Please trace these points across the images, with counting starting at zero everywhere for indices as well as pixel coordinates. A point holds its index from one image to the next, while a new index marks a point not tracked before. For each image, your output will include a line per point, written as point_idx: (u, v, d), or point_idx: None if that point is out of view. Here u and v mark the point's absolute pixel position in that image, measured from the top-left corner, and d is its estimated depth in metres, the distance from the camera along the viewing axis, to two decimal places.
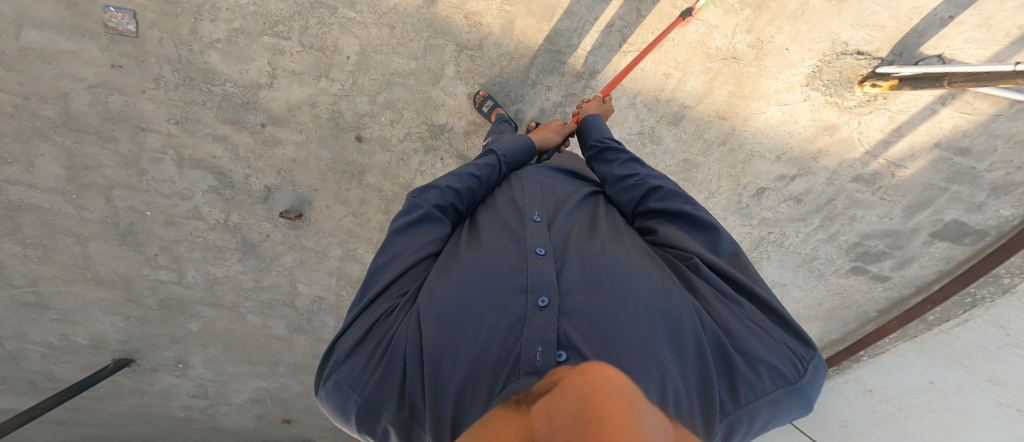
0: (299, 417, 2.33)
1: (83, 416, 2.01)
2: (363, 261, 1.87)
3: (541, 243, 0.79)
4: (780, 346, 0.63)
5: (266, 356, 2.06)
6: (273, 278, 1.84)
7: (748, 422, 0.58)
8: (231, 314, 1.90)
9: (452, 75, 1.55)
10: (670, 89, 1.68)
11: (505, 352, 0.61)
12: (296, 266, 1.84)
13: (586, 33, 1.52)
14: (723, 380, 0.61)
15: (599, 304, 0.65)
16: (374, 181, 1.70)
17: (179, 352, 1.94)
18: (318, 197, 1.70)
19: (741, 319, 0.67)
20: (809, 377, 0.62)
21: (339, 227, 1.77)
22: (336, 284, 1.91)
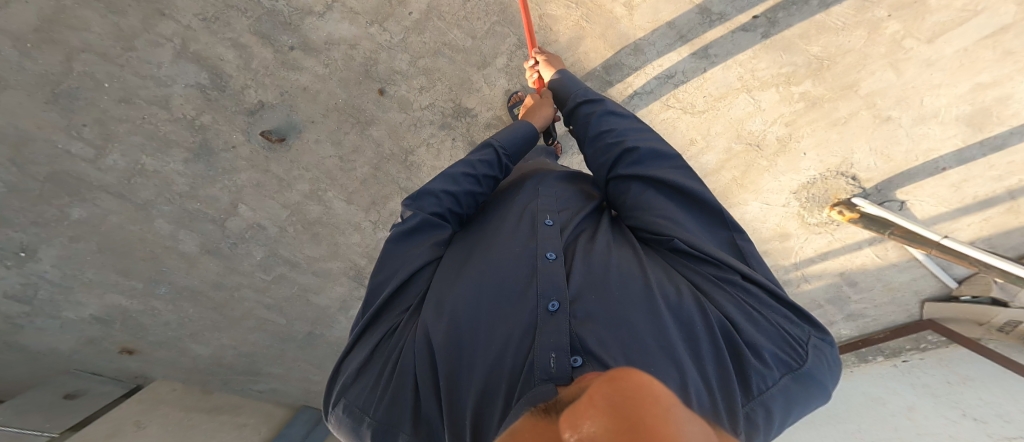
0: (146, 350, 2.02)
1: None
2: (326, 205, 1.76)
3: (551, 247, 0.80)
4: (777, 330, 0.64)
5: (149, 270, 1.79)
6: (214, 190, 1.64)
7: (766, 417, 0.57)
8: (136, 213, 1.63)
9: (500, 66, 1.48)
10: (688, 155, 1.67)
11: (518, 361, 0.64)
12: (247, 188, 1.66)
13: (643, 76, 1.49)
14: (735, 373, 0.60)
15: (608, 304, 0.66)
16: (376, 134, 1.58)
17: (30, 237, 1.59)
18: (310, 129, 1.55)
19: (740, 304, 0.67)
20: (815, 359, 0.64)
21: (318, 165, 1.64)
22: (285, 217, 1.77)
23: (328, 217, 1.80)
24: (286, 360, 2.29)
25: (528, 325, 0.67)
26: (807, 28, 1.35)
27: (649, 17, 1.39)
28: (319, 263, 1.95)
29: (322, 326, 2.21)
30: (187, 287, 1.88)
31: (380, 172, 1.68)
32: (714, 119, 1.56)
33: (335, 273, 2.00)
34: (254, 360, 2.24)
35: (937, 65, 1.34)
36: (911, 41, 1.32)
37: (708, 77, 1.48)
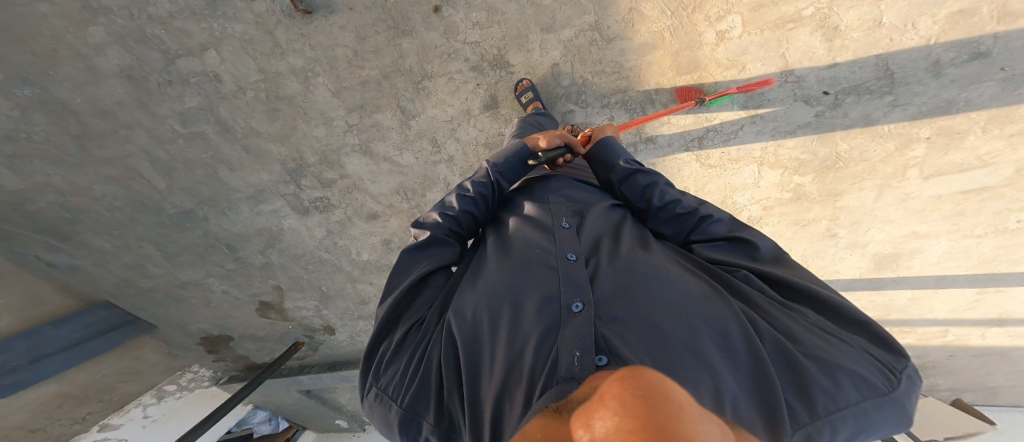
0: None
1: None
2: (310, 89, 1.53)
3: (572, 250, 0.80)
4: (858, 354, 0.57)
5: (28, 69, 1.47)
6: (190, 22, 1.43)
7: (828, 439, 0.51)
8: (77, 12, 1.39)
9: (562, 38, 1.35)
10: None
11: (540, 358, 0.61)
12: (233, 39, 1.45)
13: (686, 107, 1.39)
14: (792, 389, 0.55)
15: (636, 309, 0.65)
16: (405, 47, 1.42)
17: None
18: (342, 14, 1.40)
19: (805, 325, 0.63)
20: (902, 384, 0.54)
21: (327, 49, 1.45)
22: (254, 81, 1.53)
23: (303, 99, 1.55)
24: (128, 234, 1.90)
25: (550, 321, 0.66)
26: (854, 123, 1.30)
27: (732, 54, 1.29)
28: (259, 139, 1.63)
29: (209, 210, 1.80)
30: (59, 99, 1.54)
31: (386, 82, 1.48)
32: (716, 178, 1.49)
33: (271, 159, 1.67)
34: (76, 220, 1.86)
35: (908, 202, 1.37)
36: (914, 172, 1.32)
37: (740, 135, 1.40)
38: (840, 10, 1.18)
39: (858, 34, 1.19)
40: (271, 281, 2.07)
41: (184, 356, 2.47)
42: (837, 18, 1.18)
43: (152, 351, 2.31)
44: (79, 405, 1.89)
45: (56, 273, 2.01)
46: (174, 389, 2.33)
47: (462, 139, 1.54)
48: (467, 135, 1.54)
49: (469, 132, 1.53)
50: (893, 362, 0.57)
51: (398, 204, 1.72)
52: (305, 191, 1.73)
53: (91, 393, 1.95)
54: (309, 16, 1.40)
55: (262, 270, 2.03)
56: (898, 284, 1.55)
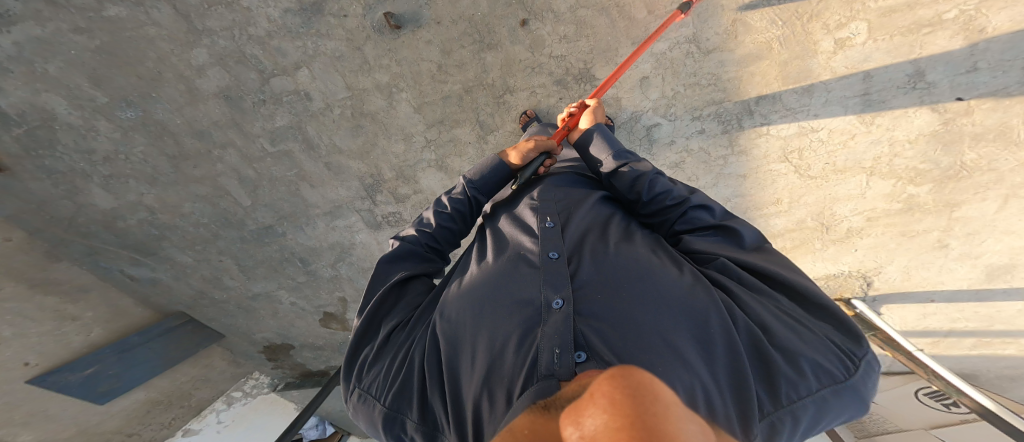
0: (16, 172, 1.71)
1: None
2: (392, 104, 1.67)
3: (554, 247, 0.79)
4: (821, 342, 0.62)
5: (137, 90, 1.64)
6: (286, 42, 1.58)
7: (792, 424, 0.57)
8: (184, 35, 1.56)
9: (655, 51, 1.43)
10: (762, 212, 1.61)
11: (519, 357, 0.61)
12: (325, 56, 1.61)
13: (791, 117, 1.42)
14: (761, 380, 0.59)
15: (618, 305, 0.64)
16: (489, 60, 1.54)
17: (23, 10, 1.47)
18: (430, 28, 1.54)
19: (777, 314, 0.65)
20: (860, 372, 0.60)
21: (412, 63, 1.60)
22: (341, 98, 1.68)
23: (385, 115, 1.69)
24: (210, 249, 2.01)
25: (530, 321, 0.66)
26: (989, 129, 1.26)
27: (852, 62, 1.30)
28: (340, 157, 1.78)
29: (288, 226, 1.94)
30: (158, 120, 1.71)
31: (467, 96, 1.60)
32: (815, 189, 1.51)
33: (349, 175, 1.81)
34: (162, 237, 1.98)
35: None
36: None
37: (850, 145, 1.40)
38: (986, 12, 1.15)
39: (1008, 35, 1.15)
40: (337, 293, 2.15)
41: (245, 363, 2.53)
42: (983, 20, 1.16)
43: (219, 359, 2.39)
44: (164, 411, 2.06)
45: (139, 286, 2.11)
46: (241, 396, 2.43)
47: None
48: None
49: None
50: (852, 348, 0.63)
51: None
52: (379, 206, 1.86)
53: (173, 400, 2.10)
54: (397, 30, 1.56)
55: (330, 282, 2.13)
56: (1010, 296, 1.44)
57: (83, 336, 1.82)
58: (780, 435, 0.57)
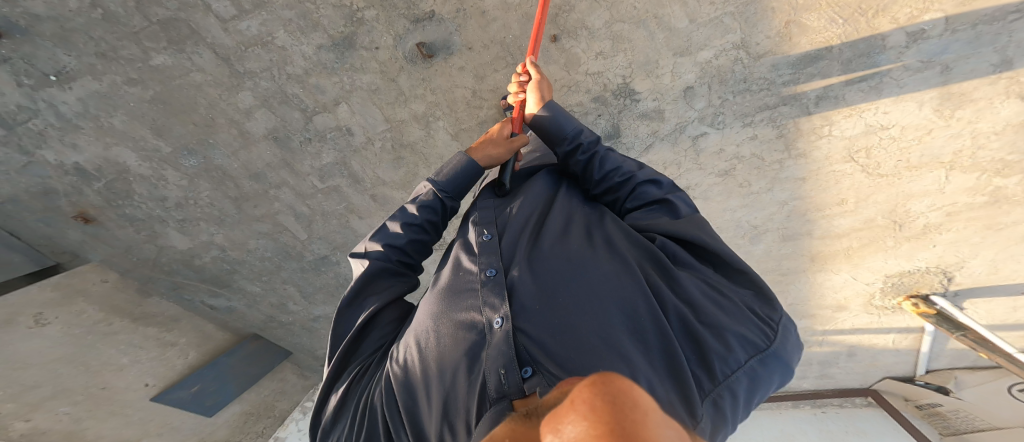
0: (104, 222, 1.93)
1: None
2: (430, 132, 1.76)
3: (492, 263, 0.91)
4: (742, 313, 0.76)
5: (195, 137, 1.74)
6: (324, 80, 1.63)
7: (730, 394, 0.68)
8: (227, 79, 1.61)
9: (699, 59, 1.47)
10: (827, 212, 1.68)
11: (468, 383, 0.76)
12: (362, 90, 1.66)
13: (856, 117, 1.45)
14: (697, 359, 0.71)
15: (556, 312, 0.76)
16: None
17: (77, 66, 1.53)
18: (462, 55, 1.61)
19: (698, 290, 0.79)
20: (778, 338, 0.75)
21: (446, 91, 1.68)
22: (380, 131, 1.76)
23: (424, 144, 1.79)
24: (274, 279, 2.19)
25: (477, 348, 0.79)
26: None
27: (925, 56, 1.31)
28: (385, 188, 1.90)
29: (341, 254, 2.08)
30: (218, 166, 1.82)
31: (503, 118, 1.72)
32: (887, 187, 1.56)
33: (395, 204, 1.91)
34: (233, 271, 2.16)
35: None
36: None
37: (926, 140, 1.44)
38: None
39: None
40: None
41: (312, 376, 2.73)
42: None
43: (291, 372, 2.60)
44: (257, 421, 2.22)
45: (213, 314, 2.30)
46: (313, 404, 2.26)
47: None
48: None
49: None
50: (771, 314, 0.79)
51: None
52: None
53: (261, 410, 2.27)
54: (428, 58, 1.61)
55: None
56: None
57: (183, 359, 2.05)
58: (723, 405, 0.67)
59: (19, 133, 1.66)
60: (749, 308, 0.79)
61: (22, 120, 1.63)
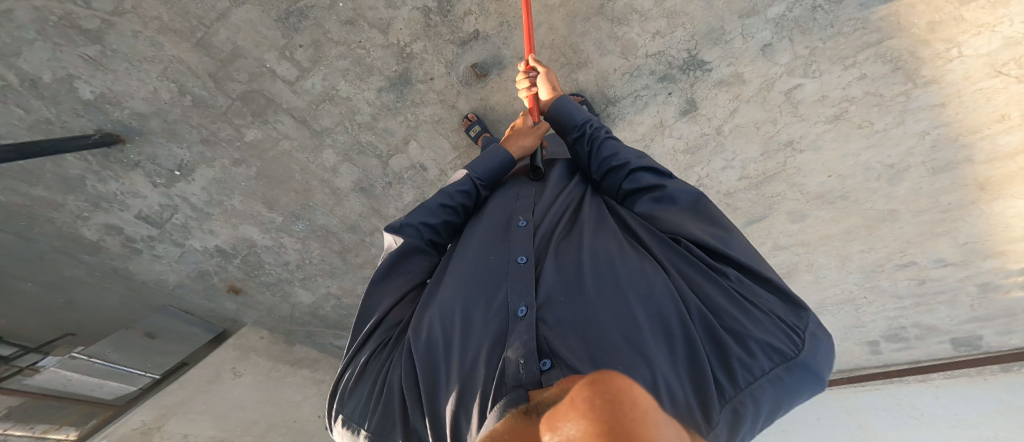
0: (248, 291, 2.33)
1: (27, 182, 1.83)
2: None
3: (524, 251, 0.89)
4: (766, 319, 0.63)
5: (294, 205, 1.95)
6: (392, 123, 1.72)
7: (753, 407, 0.58)
8: (310, 141, 1.73)
9: (769, 16, 1.48)
10: (983, 134, 1.45)
11: (489, 369, 0.68)
12: (427, 122, 1.73)
13: (988, 33, 1.28)
14: (720, 366, 0.61)
15: (578, 307, 0.72)
16: (582, 79, 1.71)
17: (195, 157, 1.76)
18: (515, 67, 1.65)
19: (723, 290, 0.70)
20: (807, 345, 0.61)
21: (506, 105, 1.74)
22: (451, 159, 1.82)
23: None
24: None
25: (501, 332, 0.74)
26: None
27: None
28: None
29: None
30: (321, 224, 2.02)
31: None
32: None
33: None
34: (349, 314, 2.44)
35: None
36: None
37: None
38: None
39: None
40: None
41: None
42: None
43: None
44: None
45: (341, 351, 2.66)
46: None
47: (658, 153, 1.85)
48: (663, 146, 1.83)
49: (671, 138, 1.80)
50: (797, 321, 0.65)
51: None
52: None
53: None
54: (483, 77, 1.69)
55: None
56: None
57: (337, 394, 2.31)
58: (740, 422, 0.59)
59: (170, 229, 2.05)
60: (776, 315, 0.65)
61: (169, 217, 2.00)
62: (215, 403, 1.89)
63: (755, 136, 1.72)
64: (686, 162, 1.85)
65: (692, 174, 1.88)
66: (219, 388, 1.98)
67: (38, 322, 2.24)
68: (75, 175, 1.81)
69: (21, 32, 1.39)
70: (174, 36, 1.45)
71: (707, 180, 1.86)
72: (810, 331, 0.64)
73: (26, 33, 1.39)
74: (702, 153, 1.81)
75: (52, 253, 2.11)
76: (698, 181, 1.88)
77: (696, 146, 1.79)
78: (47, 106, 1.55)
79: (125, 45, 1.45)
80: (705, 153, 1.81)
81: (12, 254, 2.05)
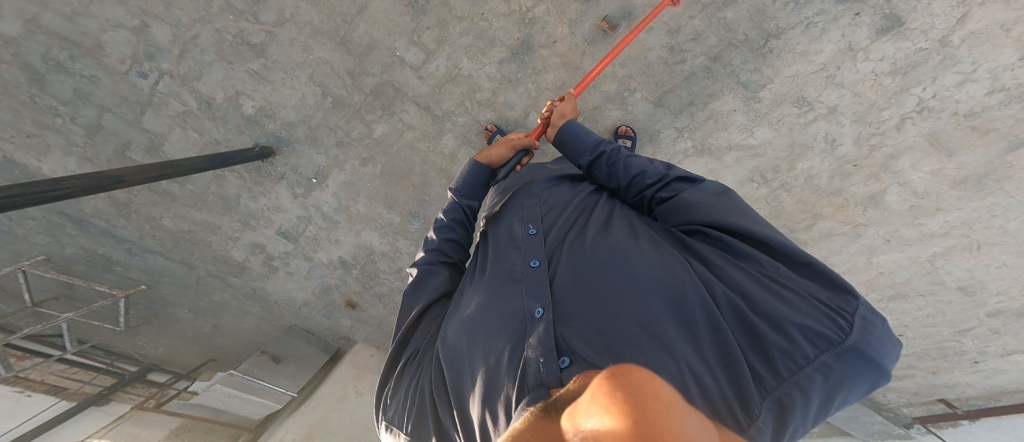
0: (363, 305, 2.32)
1: (195, 210, 1.96)
2: (630, 109, 1.52)
3: (536, 254, 0.72)
4: (806, 302, 0.50)
5: (411, 202, 1.90)
6: (512, 96, 1.60)
7: (806, 399, 0.47)
8: (432, 127, 1.70)
9: None
10: None
11: (506, 374, 0.55)
12: (548, 90, 1.57)
13: None
14: (756, 354, 0.50)
15: (595, 302, 0.57)
16: (734, 17, 1.33)
17: (328, 161, 1.79)
18: (647, 14, 1.39)
19: (754, 277, 0.56)
20: (859, 327, 0.47)
21: (638, 58, 1.43)
22: None
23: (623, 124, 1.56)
24: None
25: (517, 333, 0.59)
26: None
27: None
28: None
29: None
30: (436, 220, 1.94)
31: (717, 63, 1.39)
32: None
33: None
34: None
35: None
36: None
37: None
38: None
39: None
40: None
41: None
42: None
43: None
44: None
45: None
46: None
47: (849, 81, 1.31)
48: (856, 73, 1.30)
49: (868, 61, 1.28)
50: (842, 303, 0.50)
51: (752, 192, 1.56)
52: None
53: None
54: (610, 32, 1.46)
55: None
56: None
57: None
58: (791, 418, 0.48)
59: (302, 242, 2.07)
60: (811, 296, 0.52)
61: (302, 229, 2.02)
62: (346, 423, 2.06)
63: (1007, 39, 1.14)
64: (896, 88, 1.28)
65: (908, 99, 1.28)
66: (347, 408, 2.13)
67: (194, 349, 2.55)
68: (232, 194, 1.91)
69: (210, 57, 1.55)
70: (315, 36, 1.53)
71: (937, 100, 1.26)
72: (861, 315, 0.48)
73: (207, 56, 1.55)
74: (920, 70, 1.24)
75: (206, 277, 2.21)
76: (918, 105, 1.28)
77: (909, 66, 1.25)
78: (216, 126, 1.69)
79: (284, 54, 1.56)
80: (927, 71, 1.24)
81: (178, 280, 2.21)
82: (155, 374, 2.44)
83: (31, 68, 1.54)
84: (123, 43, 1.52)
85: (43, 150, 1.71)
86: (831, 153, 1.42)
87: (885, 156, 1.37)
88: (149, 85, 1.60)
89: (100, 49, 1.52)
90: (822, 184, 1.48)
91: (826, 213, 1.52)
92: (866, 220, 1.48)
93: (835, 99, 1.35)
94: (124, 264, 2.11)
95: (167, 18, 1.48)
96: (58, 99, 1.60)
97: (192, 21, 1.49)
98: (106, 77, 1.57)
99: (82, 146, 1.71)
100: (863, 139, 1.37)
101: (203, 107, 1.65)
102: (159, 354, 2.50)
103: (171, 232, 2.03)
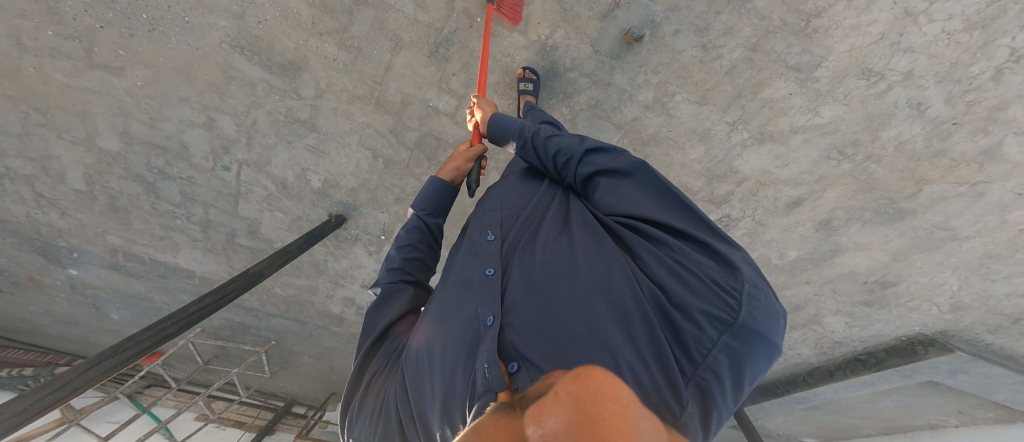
0: None
1: (293, 276, 2.26)
2: (672, 114, 1.45)
3: (491, 261, 0.71)
4: (711, 287, 0.51)
5: None
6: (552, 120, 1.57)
7: (719, 379, 0.49)
8: None
9: None
10: None
11: (465, 381, 0.55)
12: (584, 110, 1.53)
13: None
14: (675, 341, 0.52)
15: (540, 307, 0.57)
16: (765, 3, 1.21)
17: (391, 216, 1.97)
18: (672, 18, 1.30)
19: (669, 266, 0.56)
20: (749, 305, 0.49)
21: (670, 63, 1.36)
22: (616, 141, 1.57)
23: (668, 129, 1.48)
24: None
25: (471, 342, 0.59)
26: None
27: None
28: None
29: None
30: None
31: (758, 52, 1.27)
32: None
33: None
34: None
35: None
36: None
37: None
38: None
39: None
40: None
41: None
42: None
43: None
44: None
45: None
46: None
47: (918, 45, 1.15)
48: (924, 37, 1.14)
49: (934, 22, 1.11)
50: (737, 281, 0.51)
51: (832, 170, 1.41)
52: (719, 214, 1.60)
53: None
54: (635, 43, 1.36)
55: None
56: None
57: None
58: (711, 401, 0.50)
59: None
60: (713, 277, 0.53)
61: None
62: None
63: None
64: (977, 43, 1.10)
65: (998, 51, 1.10)
66: None
67: (318, 386, 2.95)
68: (321, 259, 2.18)
69: (271, 140, 1.77)
70: (357, 104, 1.67)
71: None
72: (752, 292, 0.50)
73: (269, 138, 1.76)
74: (1001, 22, 1.07)
75: (316, 330, 2.56)
76: (1012, 54, 1.09)
77: (986, 20, 1.08)
78: (296, 203, 1.95)
79: (331, 124, 1.71)
80: (1009, 21, 1.06)
81: (295, 334, 2.58)
82: (297, 406, 2.97)
83: (144, 179, 1.89)
84: (201, 139, 1.76)
85: (174, 248, 2.14)
86: (920, 116, 1.24)
87: (990, 108, 1.17)
88: (233, 176, 1.87)
89: (184, 148, 1.79)
90: (919, 149, 1.29)
91: (932, 177, 1.32)
92: (986, 177, 1.27)
93: (907, 64, 1.18)
94: (256, 326, 2.53)
95: (227, 109, 1.67)
96: (171, 202, 1.97)
97: (246, 106, 1.66)
98: (200, 175, 1.88)
99: (200, 239, 2.10)
100: (955, 97, 1.18)
101: (283, 189, 1.91)
102: (294, 391, 2.96)
103: (282, 297, 2.37)
